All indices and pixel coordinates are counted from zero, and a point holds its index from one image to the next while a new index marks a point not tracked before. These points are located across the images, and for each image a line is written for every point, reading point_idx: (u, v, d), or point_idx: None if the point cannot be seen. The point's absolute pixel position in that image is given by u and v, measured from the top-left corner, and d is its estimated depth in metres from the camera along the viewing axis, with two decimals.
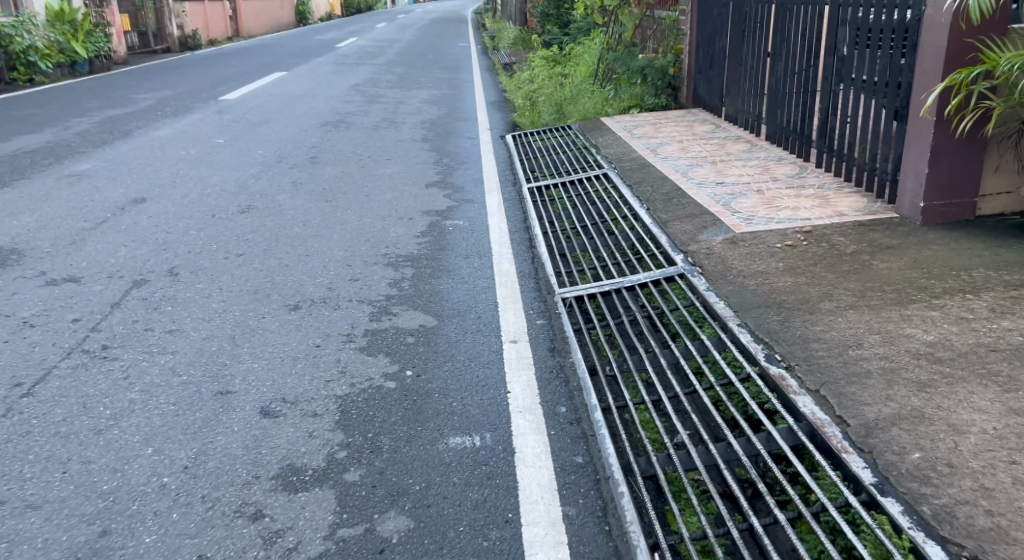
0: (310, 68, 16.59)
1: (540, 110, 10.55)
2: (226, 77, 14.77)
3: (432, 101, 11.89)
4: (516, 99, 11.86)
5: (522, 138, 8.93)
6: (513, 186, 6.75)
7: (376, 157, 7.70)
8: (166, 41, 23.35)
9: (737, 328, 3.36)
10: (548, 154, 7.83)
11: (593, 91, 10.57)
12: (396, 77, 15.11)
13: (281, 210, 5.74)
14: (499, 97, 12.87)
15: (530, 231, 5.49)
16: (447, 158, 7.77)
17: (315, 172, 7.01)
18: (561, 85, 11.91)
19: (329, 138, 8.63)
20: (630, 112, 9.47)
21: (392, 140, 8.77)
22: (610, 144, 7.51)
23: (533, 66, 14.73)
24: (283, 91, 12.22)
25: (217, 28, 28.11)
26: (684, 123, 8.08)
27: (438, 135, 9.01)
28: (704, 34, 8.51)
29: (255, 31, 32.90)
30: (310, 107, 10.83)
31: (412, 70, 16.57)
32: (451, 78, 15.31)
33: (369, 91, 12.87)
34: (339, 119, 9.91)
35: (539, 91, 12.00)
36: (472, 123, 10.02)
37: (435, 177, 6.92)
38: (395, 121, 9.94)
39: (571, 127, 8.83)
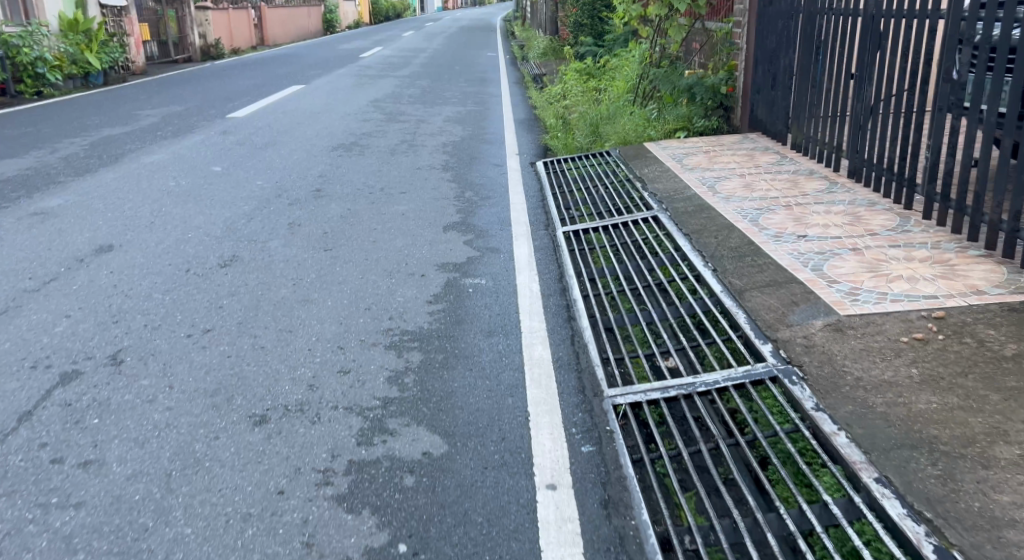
0: (329, 80, 15.74)
1: (574, 133, 9.57)
2: (241, 90, 13.98)
3: (457, 119, 10.96)
4: (548, 117, 10.88)
5: (555, 165, 7.94)
6: (545, 229, 5.76)
7: (388, 189, 6.76)
8: (187, 51, 22.73)
9: (879, 491, 2.34)
10: (585, 187, 6.83)
11: (634, 111, 9.57)
12: (420, 91, 14.25)
13: (269, 263, 4.81)
14: (528, 114, 11.90)
15: (567, 293, 4.50)
16: (470, 191, 6.81)
17: (317, 209, 6.08)
18: (597, 103, 10.92)
19: (338, 164, 7.72)
20: (676, 135, 8.49)
21: (410, 165, 7.83)
22: (659, 177, 6.50)
23: (566, 79, 13.79)
24: (296, 108, 11.35)
25: (241, 37, 27.46)
26: (744, 152, 7.06)
27: (460, 161, 8.06)
28: (766, 50, 7.48)
29: (281, 39, 32.36)
30: (323, 127, 9.93)
31: (437, 83, 15.71)
32: (478, 92, 14.40)
33: (388, 107, 11.97)
34: (352, 141, 9.00)
35: (573, 109, 11.01)
36: (498, 147, 9.05)
37: (455, 218, 5.95)
38: (414, 143, 9.01)
39: (611, 154, 7.83)
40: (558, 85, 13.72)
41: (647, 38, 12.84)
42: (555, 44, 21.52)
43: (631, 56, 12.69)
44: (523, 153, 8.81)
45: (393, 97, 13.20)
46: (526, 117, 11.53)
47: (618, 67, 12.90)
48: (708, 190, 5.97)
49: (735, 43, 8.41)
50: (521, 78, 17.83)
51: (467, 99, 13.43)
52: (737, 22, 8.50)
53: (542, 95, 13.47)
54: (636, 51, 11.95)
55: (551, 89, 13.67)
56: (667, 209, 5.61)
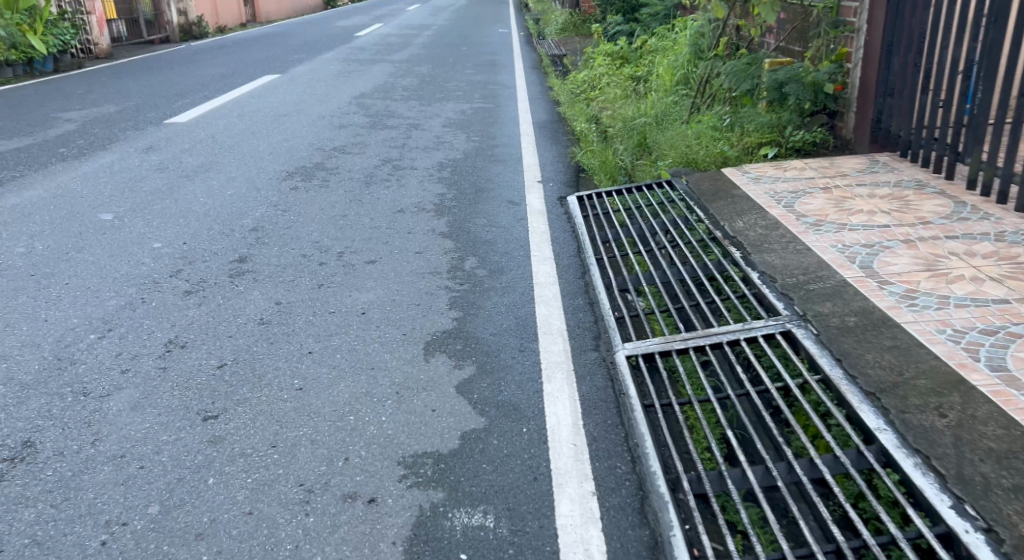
0: (312, 66, 13.44)
1: (620, 149, 7.29)
2: (203, 82, 11.71)
3: (459, 123, 8.67)
4: (578, 121, 8.57)
5: (597, 204, 5.64)
6: (594, 348, 3.48)
7: (350, 257, 4.51)
8: (164, 30, 20.56)
9: None
10: (647, 255, 4.55)
11: (700, 118, 7.26)
12: (418, 82, 11.97)
13: (86, 462, 2.56)
14: (550, 112, 9.60)
15: (664, 557, 2.22)
16: (470, 260, 4.54)
17: (227, 303, 3.82)
18: (648, 102, 8.57)
19: (286, 206, 5.47)
20: (759, 153, 6.25)
21: (388, 204, 5.57)
22: (771, 243, 4.19)
23: (594, 66, 11.59)
24: (257, 109, 9.06)
25: (228, 13, 25.07)
26: (884, 191, 4.73)
27: (461, 198, 5.77)
28: (912, 32, 5.13)
29: (275, 15, 30.05)
30: (283, 138, 7.65)
31: (440, 69, 13.45)
32: (488, 81, 12.14)
33: (375, 105, 9.67)
34: (316, 162, 6.73)
35: (616, 110, 8.69)
36: (514, 168, 6.73)
37: (446, 322, 3.69)
38: (400, 166, 6.73)
39: (678, 190, 5.51)
40: (588, 75, 11.37)
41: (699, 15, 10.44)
42: (574, 19, 19.17)
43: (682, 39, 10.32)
44: (547, 176, 6.51)
45: (384, 91, 10.92)
46: (546, 118, 9.23)
47: (665, 52, 10.52)
48: (866, 276, 3.64)
49: (849, 22, 6.04)
50: (538, 60, 15.58)
51: (473, 91, 11.11)
52: None
53: (567, 88, 11.15)
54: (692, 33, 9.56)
55: (578, 79, 11.35)
56: (807, 318, 3.31)
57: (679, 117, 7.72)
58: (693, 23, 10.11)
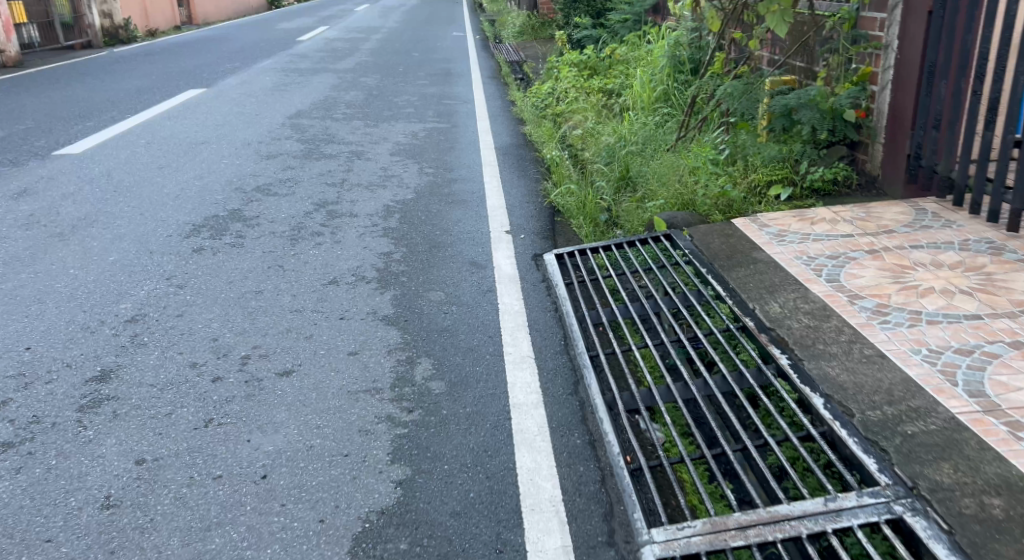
0: (244, 77, 12.15)
1: (600, 187, 6.22)
2: (116, 97, 10.35)
3: (409, 150, 7.53)
4: (548, 150, 7.50)
5: (581, 268, 4.55)
6: (607, 538, 2.35)
7: (257, 366, 3.34)
8: (86, 34, 19.44)
9: None
10: (657, 354, 3.44)
11: (691, 148, 6.22)
12: (364, 96, 10.80)
13: None
14: (513, 134, 8.55)
15: None
16: (422, 363, 3.40)
17: (63, 463, 2.63)
18: (627, 125, 7.52)
19: (184, 279, 4.27)
20: (769, 192, 5.23)
21: (316, 273, 4.41)
22: (826, 344, 3.09)
23: (559, 78, 10.62)
24: (171, 134, 7.81)
25: (160, 14, 23.79)
26: (950, 256, 3.70)
27: (410, 263, 4.63)
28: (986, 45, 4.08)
29: (213, 17, 28.55)
30: (196, 175, 6.42)
31: (389, 80, 12.31)
32: (442, 94, 11.04)
33: (312, 128, 8.47)
34: (233, 210, 5.54)
35: (592, 135, 7.64)
36: (475, 214, 5.61)
37: (385, 491, 2.54)
38: (337, 213, 5.57)
39: (682, 249, 4.42)
40: (556, 91, 10.35)
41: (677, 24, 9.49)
42: (533, 22, 18.23)
43: (660, 51, 9.34)
44: (515, 225, 5.41)
45: (325, 108, 9.72)
46: (509, 141, 8.14)
47: (642, 66, 9.53)
48: (983, 410, 2.55)
49: (872, 35, 5.03)
50: (497, 67, 14.58)
51: (425, 108, 9.98)
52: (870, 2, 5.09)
53: (534, 106, 10.09)
54: (671, 46, 8.57)
55: (544, 96, 10.32)
56: (923, 495, 2.21)
57: (665, 146, 6.69)
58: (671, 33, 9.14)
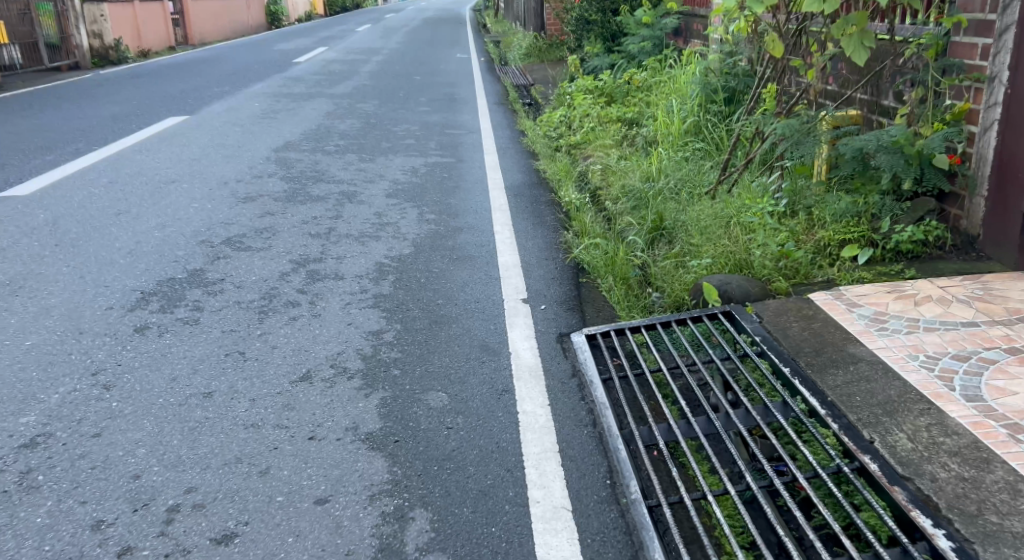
0: (233, 103, 11.35)
1: (630, 240, 5.31)
2: (90, 126, 9.54)
3: (407, 191, 6.66)
4: (565, 192, 6.61)
5: (619, 358, 3.62)
6: None
7: (185, 527, 2.41)
8: (74, 56, 18.85)
9: None
10: (741, 506, 2.48)
11: (737, 195, 5.32)
12: (360, 124, 9.97)
13: None
14: (524, 170, 7.69)
15: None
16: (416, 520, 2.47)
17: None
18: (656, 167, 6.64)
19: (115, 373, 3.37)
20: (840, 254, 4.31)
21: (284, 365, 3.51)
22: (1002, 516, 2.19)
23: (574, 105, 9.82)
24: (139, 172, 6.95)
25: (153, 35, 23.25)
26: None
27: (404, 348, 3.71)
28: None
29: (211, 38, 28.04)
30: (158, 223, 5.55)
31: (389, 105, 11.50)
32: (445, 123, 10.22)
33: (299, 164, 7.61)
34: (194, 271, 4.65)
35: (617, 178, 6.75)
36: (484, 276, 4.70)
37: None
38: (318, 275, 4.67)
39: (750, 333, 3.49)
40: (572, 123, 9.50)
41: (706, 49, 8.67)
42: (539, 44, 17.53)
43: (686, 81, 8.49)
44: (534, 292, 4.49)
45: (316, 139, 8.88)
46: (520, 180, 7.26)
47: (665, 96, 8.68)
48: None
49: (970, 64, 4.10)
50: (503, 92, 13.82)
51: (426, 138, 9.14)
52: (965, 24, 4.16)
53: (547, 138, 9.23)
54: (701, 75, 7.72)
55: (558, 127, 9.47)
56: None
57: (705, 192, 5.78)
58: (700, 61, 8.32)
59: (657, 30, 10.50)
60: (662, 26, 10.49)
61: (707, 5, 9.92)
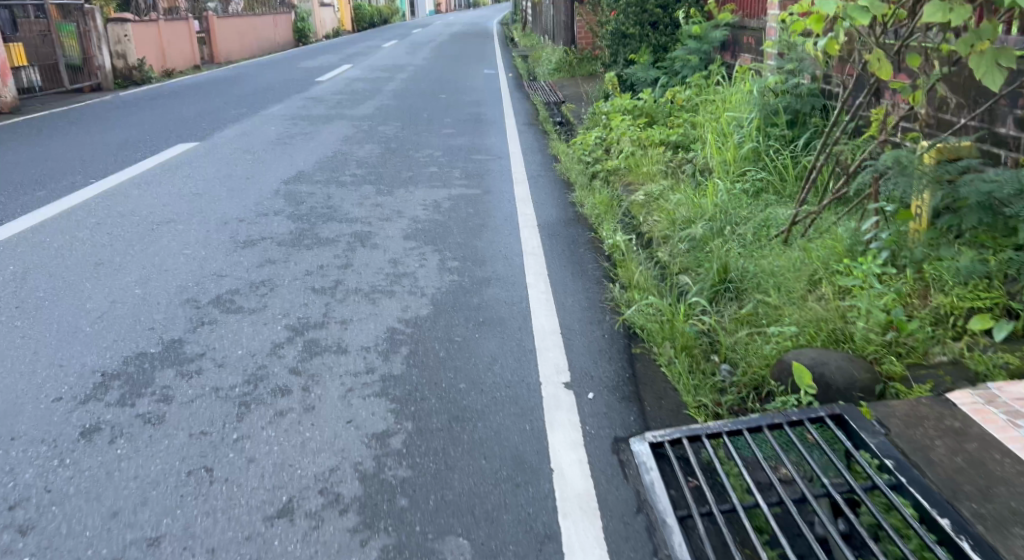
0: (248, 126, 10.67)
1: (692, 296, 4.47)
2: (92, 154, 8.89)
3: (427, 233, 5.89)
4: (608, 231, 5.78)
5: (696, 478, 2.79)
6: None
7: None
8: (96, 77, 18.39)
9: None
10: None
11: (820, 244, 4.47)
12: (380, 149, 9.24)
13: None
14: (559, 205, 6.88)
15: None
16: None
17: None
18: (712, 203, 5.79)
19: (41, 506, 2.60)
20: (967, 326, 3.46)
21: (262, 490, 2.71)
22: None
23: (612, 127, 9.05)
24: (132, 211, 6.23)
25: (178, 54, 22.86)
26: None
27: (415, 463, 2.89)
28: None
29: (236, 55, 27.65)
30: (141, 276, 4.81)
31: (412, 127, 10.77)
32: (472, 147, 9.46)
33: (310, 200, 6.88)
34: (171, 342, 3.88)
35: (666, 216, 5.91)
36: (516, 347, 3.87)
37: None
38: (318, 346, 3.89)
39: (875, 454, 2.64)
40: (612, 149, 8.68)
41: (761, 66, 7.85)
42: (570, 58, 16.81)
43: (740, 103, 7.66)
44: (578, 372, 3.66)
45: (332, 168, 8.15)
46: (554, 217, 6.45)
47: (714, 120, 7.86)
48: None
49: None
50: (534, 110, 13.07)
51: (451, 166, 8.38)
52: None
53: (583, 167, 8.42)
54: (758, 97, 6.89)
55: (595, 152, 8.67)
56: None
57: (775, 237, 4.94)
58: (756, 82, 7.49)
59: (703, 43, 9.69)
60: (708, 39, 9.67)
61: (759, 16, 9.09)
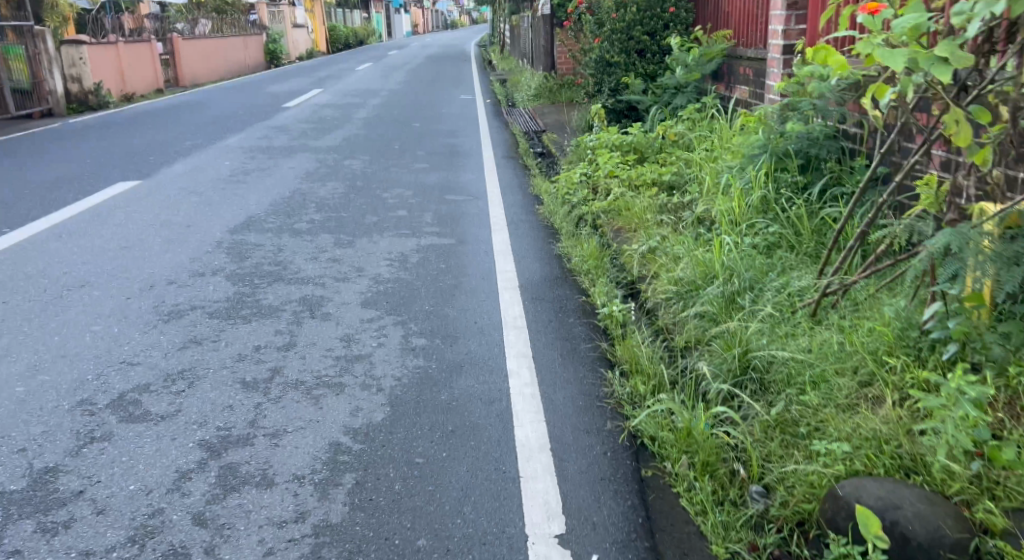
0: (200, 161, 9.80)
1: (708, 389, 3.67)
2: (19, 196, 7.97)
3: (390, 298, 5.04)
4: (601, 297, 4.98)
5: None
6: None
7: None
8: (46, 102, 17.56)
9: None
10: None
11: (861, 325, 3.71)
12: (343, 188, 8.40)
13: None
14: (542, 260, 6.09)
15: None
16: None
17: None
18: (720, 262, 5.03)
19: None
20: None
21: None
22: None
23: (600, 167, 8.32)
24: (42, 273, 5.33)
25: (140, 77, 21.98)
26: None
27: None
28: None
29: (203, 77, 26.77)
30: (31, 366, 3.92)
31: (380, 161, 9.96)
32: (445, 186, 8.66)
33: (257, 254, 6.02)
34: (41, 472, 3.00)
35: (668, 279, 5.14)
36: (493, 476, 3.03)
37: None
38: (235, 476, 3.02)
39: None
40: (601, 193, 7.94)
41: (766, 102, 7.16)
42: (550, 83, 16.13)
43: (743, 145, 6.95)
44: (573, 517, 2.83)
45: (287, 212, 7.30)
46: (537, 275, 5.64)
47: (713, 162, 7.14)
48: None
49: None
50: (513, 141, 12.34)
51: (421, 209, 7.57)
52: None
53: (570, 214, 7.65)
54: (763, 137, 6.18)
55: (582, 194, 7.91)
56: None
57: (801, 309, 4.17)
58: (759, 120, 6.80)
59: (693, 71, 9.00)
60: (699, 67, 8.98)
61: (755, 43, 8.42)
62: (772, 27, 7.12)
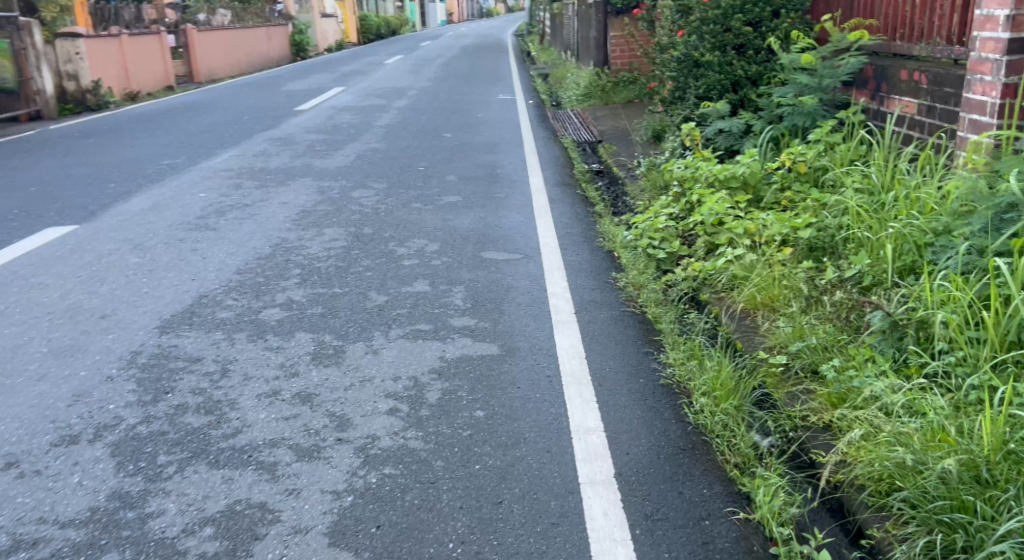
0: (168, 192, 7.61)
1: None
2: None
3: (383, 520, 2.76)
4: (778, 520, 2.76)
5: None
6: None
7: None
8: (34, 103, 15.59)
9: None
10: None
11: None
12: (343, 239, 6.15)
13: None
14: (639, 395, 3.78)
15: None
16: None
17: None
18: (1000, 453, 2.73)
19: None
20: None
21: None
22: None
23: (704, 210, 5.96)
24: None
25: (147, 73, 20.01)
26: None
27: None
28: None
29: (221, 73, 24.81)
30: None
31: (399, 191, 7.71)
32: (483, 234, 6.37)
33: (184, 382, 3.76)
34: None
35: (890, 468, 2.88)
36: None
37: None
38: None
39: None
40: (705, 253, 5.62)
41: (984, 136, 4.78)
42: (602, 81, 13.76)
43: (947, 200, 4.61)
44: None
45: (256, 287, 5.05)
46: (641, 442, 3.33)
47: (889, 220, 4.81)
48: None
49: None
50: (565, 156, 10.03)
51: (448, 281, 5.27)
52: None
53: (665, 290, 5.39)
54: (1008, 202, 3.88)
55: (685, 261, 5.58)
56: None
57: None
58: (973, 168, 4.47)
59: (820, 76, 6.58)
60: (829, 71, 6.56)
61: (921, 34, 6.03)
62: (982, 13, 4.85)
